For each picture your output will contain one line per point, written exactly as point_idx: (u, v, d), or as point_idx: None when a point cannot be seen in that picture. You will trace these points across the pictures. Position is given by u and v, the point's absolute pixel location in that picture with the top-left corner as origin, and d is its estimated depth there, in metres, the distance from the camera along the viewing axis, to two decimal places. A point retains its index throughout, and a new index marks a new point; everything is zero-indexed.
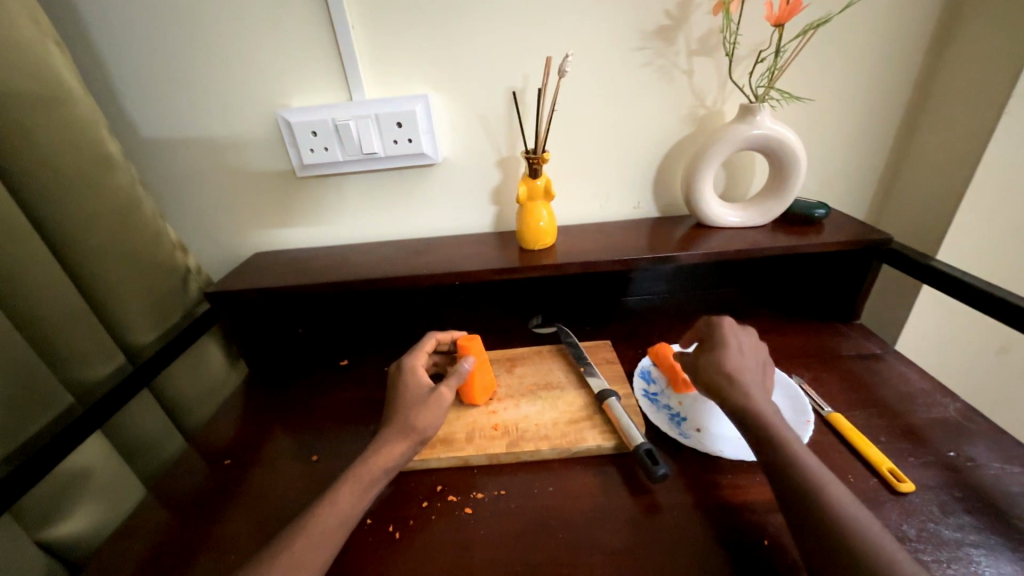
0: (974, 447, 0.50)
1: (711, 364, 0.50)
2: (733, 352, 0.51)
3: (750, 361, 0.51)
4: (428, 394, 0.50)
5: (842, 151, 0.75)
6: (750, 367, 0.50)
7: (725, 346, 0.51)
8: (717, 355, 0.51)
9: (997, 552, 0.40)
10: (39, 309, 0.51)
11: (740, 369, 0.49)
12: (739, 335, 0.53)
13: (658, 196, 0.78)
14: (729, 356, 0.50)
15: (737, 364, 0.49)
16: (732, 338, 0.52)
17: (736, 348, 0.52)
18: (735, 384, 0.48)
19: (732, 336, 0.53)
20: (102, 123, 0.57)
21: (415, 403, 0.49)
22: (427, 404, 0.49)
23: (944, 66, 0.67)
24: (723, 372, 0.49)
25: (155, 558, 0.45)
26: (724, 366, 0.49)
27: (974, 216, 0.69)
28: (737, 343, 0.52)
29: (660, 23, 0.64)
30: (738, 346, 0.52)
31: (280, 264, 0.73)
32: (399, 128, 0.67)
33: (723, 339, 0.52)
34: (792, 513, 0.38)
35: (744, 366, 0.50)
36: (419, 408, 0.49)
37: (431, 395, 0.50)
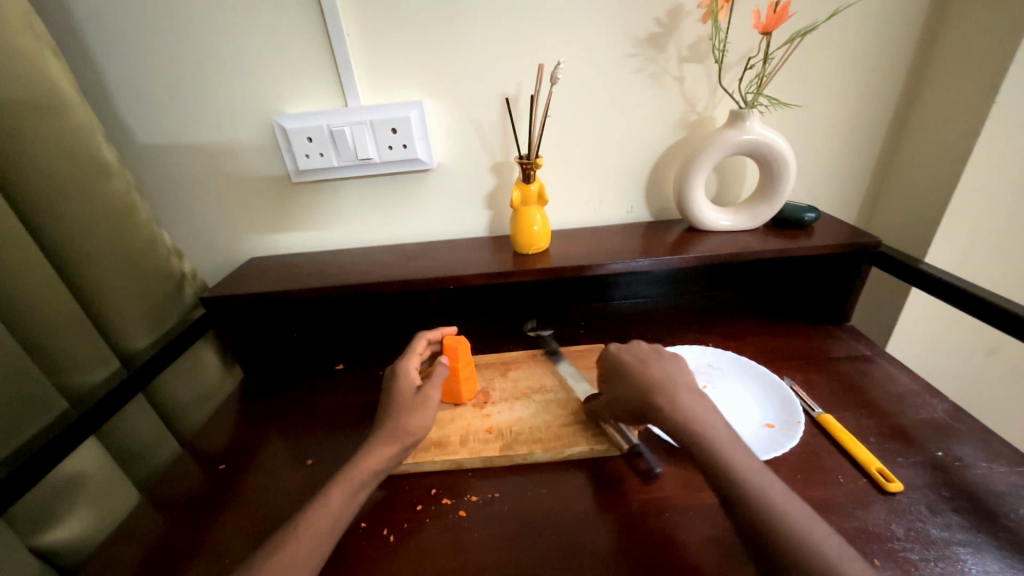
0: (962, 447, 0.50)
1: (624, 391, 0.49)
2: (634, 370, 0.50)
3: (653, 367, 0.49)
4: (419, 396, 0.50)
5: (831, 156, 0.76)
6: (659, 375, 0.48)
7: (623, 369, 0.51)
8: (622, 381, 0.50)
9: (983, 550, 0.40)
10: (34, 314, 0.51)
11: (652, 384, 0.47)
12: (635, 348, 0.53)
13: (651, 200, 0.79)
14: (634, 375, 0.49)
15: (642, 381, 0.48)
16: (625, 358, 0.52)
17: (641, 362, 0.51)
18: (656, 403, 0.46)
19: (628, 355, 0.52)
20: (99, 129, 0.58)
21: (405, 406, 0.50)
22: (417, 408, 0.49)
23: (929, 73, 0.68)
24: (639, 393, 0.47)
25: (148, 564, 0.45)
26: (632, 389, 0.49)
27: (961, 219, 0.70)
28: (637, 358, 0.51)
29: (651, 31, 0.65)
30: (633, 364, 0.51)
31: (276, 269, 0.74)
32: (394, 134, 0.68)
33: (619, 363, 0.52)
34: (739, 522, 0.38)
35: (653, 376, 0.48)
36: (408, 412, 0.49)
37: (419, 396, 0.50)
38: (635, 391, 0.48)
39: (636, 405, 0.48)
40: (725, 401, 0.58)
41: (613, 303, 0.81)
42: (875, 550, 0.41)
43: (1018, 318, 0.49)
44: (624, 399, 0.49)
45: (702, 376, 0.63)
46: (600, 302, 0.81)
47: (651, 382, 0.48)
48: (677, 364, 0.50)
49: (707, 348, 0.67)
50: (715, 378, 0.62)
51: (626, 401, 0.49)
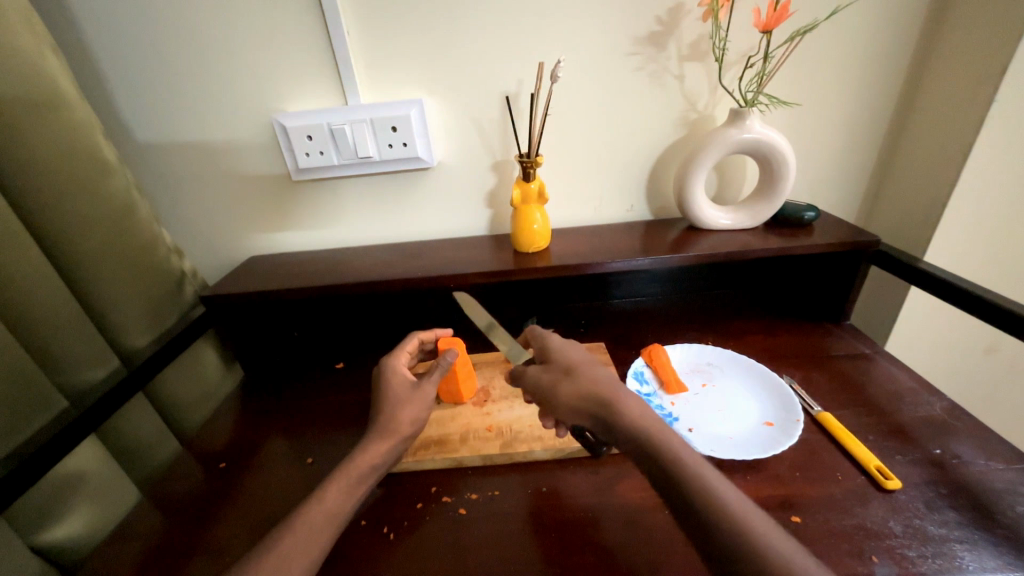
0: (960, 445, 0.51)
1: (572, 392, 0.44)
2: (577, 371, 0.46)
3: (596, 368, 0.46)
4: (411, 390, 0.51)
5: (832, 154, 0.76)
6: (607, 376, 0.45)
7: (568, 368, 0.47)
8: (569, 381, 0.45)
9: (981, 547, 0.41)
10: (34, 313, 0.51)
11: (603, 385, 0.44)
12: (569, 349, 0.50)
13: (651, 199, 0.79)
14: (582, 375, 0.45)
15: (592, 382, 0.44)
16: (566, 357, 0.48)
17: (582, 363, 0.47)
18: (612, 405, 0.42)
19: (568, 354, 0.49)
20: (98, 127, 0.57)
21: (398, 400, 0.50)
22: (412, 400, 0.50)
23: (929, 72, 0.69)
24: (596, 395, 0.43)
25: (149, 561, 0.45)
26: (578, 391, 0.44)
27: (960, 218, 0.70)
28: (579, 357, 0.48)
29: (651, 29, 0.65)
30: (576, 365, 0.47)
31: (276, 267, 0.74)
32: (394, 132, 0.67)
33: (561, 362, 0.48)
34: (708, 550, 0.34)
35: (598, 377, 0.45)
36: (402, 405, 0.49)
37: (414, 392, 0.50)
38: (583, 393, 0.44)
39: (588, 408, 0.43)
40: (724, 400, 0.59)
41: (613, 301, 0.82)
42: (873, 547, 0.41)
43: (1017, 317, 0.49)
44: (568, 401, 0.44)
45: (702, 375, 0.63)
46: (600, 301, 0.81)
47: (600, 383, 0.44)
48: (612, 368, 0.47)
49: (706, 346, 0.68)
50: (715, 377, 0.63)
51: (570, 403, 0.44)
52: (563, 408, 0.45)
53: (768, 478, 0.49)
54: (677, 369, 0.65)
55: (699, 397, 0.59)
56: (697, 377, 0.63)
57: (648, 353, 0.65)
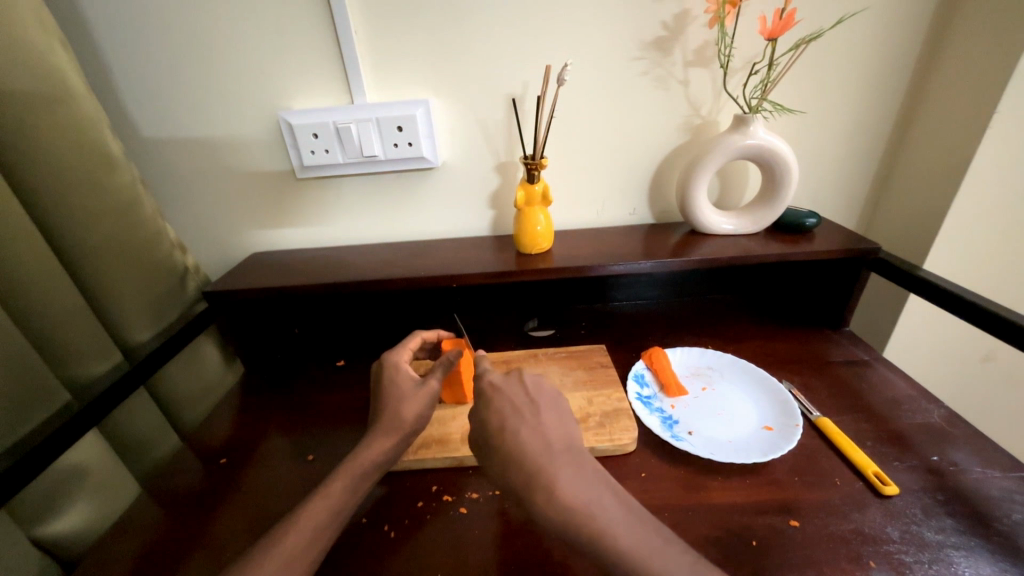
0: (957, 452, 0.51)
1: (502, 459, 0.40)
2: (505, 432, 0.41)
3: (533, 425, 0.41)
4: (414, 386, 0.51)
5: (834, 161, 0.76)
6: (540, 439, 0.40)
7: (496, 426, 0.42)
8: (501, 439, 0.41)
9: (977, 554, 0.41)
10: (38, 306, 0.51)
11: (530, 450, 0.39)
12: (511, 393, 0.44)
13: (654, 203, 0.79)
14: (508, 437, 0.41)
15: (521, 447, 0.40)
16: (501, 405, 0.43)
17: (519, 416, 0.42)
18: (530, 480, 0.38)
19: (504, 401, 0.43)
20: (104, 122, 0.57)
21: (402, 396, 0.50)
22: (414, 396, 0.50)
23: (931, 82, 0.69)
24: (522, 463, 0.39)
25: (149, 556, 0.45)
26: (506, 455, 0.40)
27: (960, 227, 0.71)
28: (513, 408, 0.43)
29: (657, 35, 0.66)
30: (507, 421, 0.42)
31: (278, 264, 0.74)
32: (399, 132, 0.68)
33: (492, 414, 0.43)
34: None
35: (532, 440, 0.40)
36: (403, 402, 0.50)
37: (417, 389, 0.51)
38: (508, 461, 0.40)
39: (510, 478, 0.40)
40: (723, 404, 0.59)
41: (613, 304, 0.82)
42: (871, 552, 0.42)
43: (1012, 324, 0.50)
44: (497, 466, 0.41)
45: (702, 378, 0.64)
46: (601, 304, 0.82)
47: (527, 448, 0.40)
48: (558, 419, 0.42)
49: (706, 350, 0.68)
50: (715, 381, 0.63)
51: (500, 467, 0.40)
52: (493, 471, 0.41)
53: (767, 483, 0.49)
54: (678, 372, 0.65)
55: (699, 400, 0.60)
56: (697, 381, 0.63)
57: (649, 357, 0.66)
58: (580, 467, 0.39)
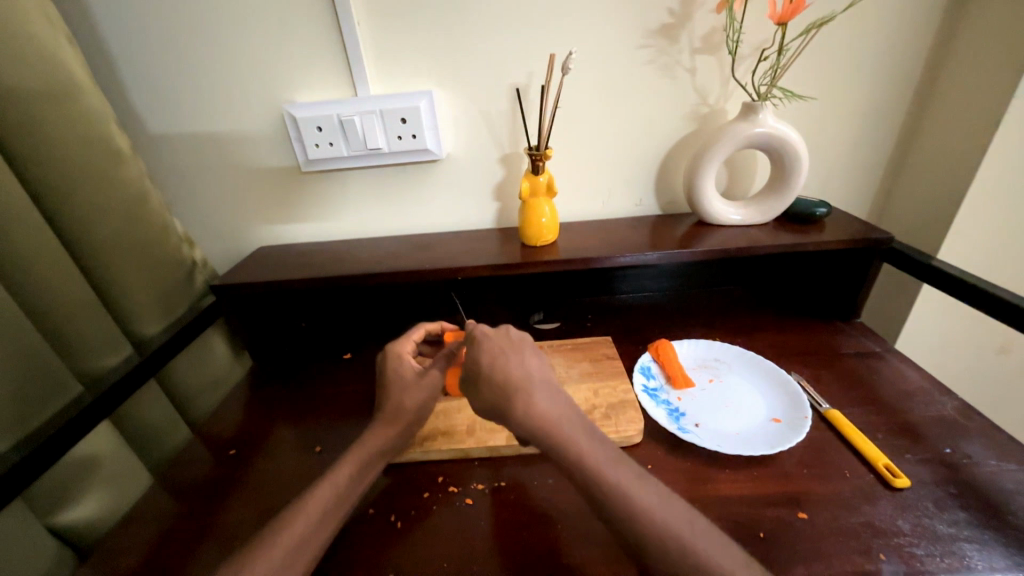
0: (970, 444, 0.50)
1: (490, 388, 0.44)
2: (493, 366, 0.44)
3: (518, 360, 0.45)
4: (416, 378, 0.51)
5: (846, 149, 0.75)
6: (525, 372, 0.44)
7: (486, 362, 0.45)
8: (490, 370, 0.44)
9: (991, 547, 0.40)
10: (49, 299, 0.52)
11: (514, 379, 0.43)
12: (497, 338, 0.48)
13: (660, 193, 0.78)
14: (495, 368, 0.44)
15: (509, 375, 0.43)
16: (490, 347, 0.46)
17: (506, 353, 0.46)
18: (513, 403, 0.42)
19: (492, 343, 0.47)
20: (111, 116, 0.58)
21: (404, 387, 0.50)
22: (416, 386, 0.50)
23: (947, 67, 0.67)
24: (509, 388, 0.43)
25: (161, 544, 0.46)
26: (496, 386, 0.43)
27: (975, 215, 0.69)
28: (501, 347, 0.46)
29: (663, 22, 0.64)
30: (496, 357, 0.45)
31: (284, 258, 0.74)
32: (403, 124, 0.68)
33: (482, 353, 0.46)
34: None
35: (519, 370, 0.44)
36: (406, 392, 0.50)
37: (419, 379, 0.51)
38: (497, 390, 0.43)
39: (496, 404, 0.43)
40: (731, 396, 0.58)
41: (619, 296, 0.81)
42: (881, 544, 0.41)
43: (1015, 307, 0.50)
44: (486, 396, 0.44)
45: (709, 370, 0.63)
46: (606, 296, 0.81)
47: (511, 377, 0.43)
48: (540, 360, 0.46)
49: (713, 341, 0.67)
50: (722, 373, 0.62)
51: (487, 398, 0.44)
52: (479, 401, 0.44)
53: (775, 475, 0.48)
54: (684, 364, 0.64)
55: (706, 392, 0.59)
56: (704, 373, 0.63)
57: (655, 349, 0.65)
58: (556, 397, 0.43)
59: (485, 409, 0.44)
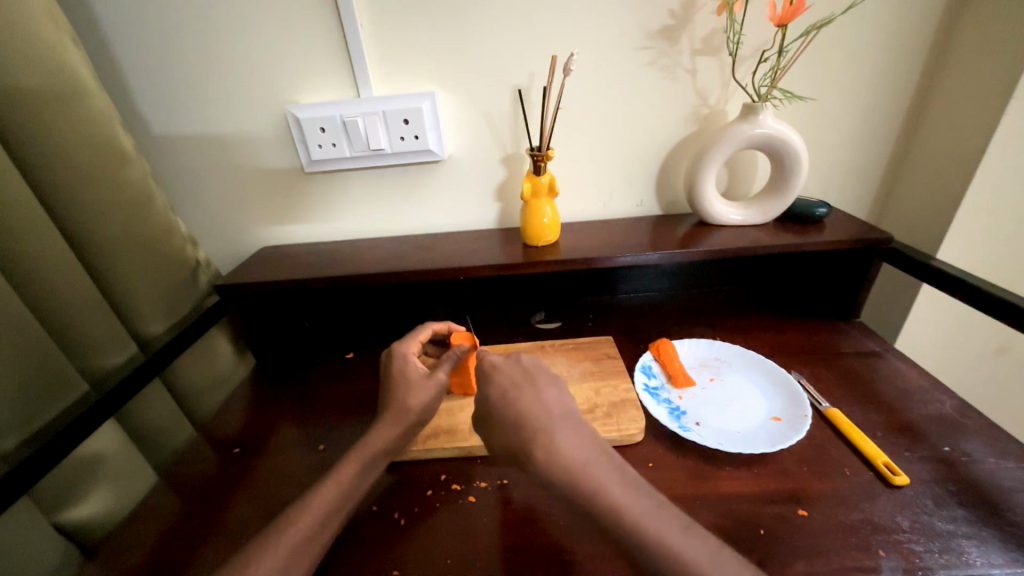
0: (970, 443, 0.51)
1: (505, 428, 0.44)
2: (506, 404, 0.45)
3: (533, 394, 0.45)
4: (423, 377, 0.51)
5: (846, 149, 0.75)
6: (540, 408, 0.44)
7: (499, 400, 0.46)
8: (504, 411, 0.45)
9: (988, 543, 0.41)
10: (56, 298, 0.52)
11: (531, 419, 0.43)
12: (509, 370, 0.48)
13: (661, 194, 0.79)
14: (510, 407, 0.45)
15: (520, 416, 0.44)
16: (502, 382, 0.47)
17: (521, 387, 0.46)
18: (530, 444, 0.42)
19: (503, 375, 0.47)
20: (116, 117, 0.58)
21: (410, 387, 0.51)
22: (422, 387, 0.51)
23: (946, 68, 0.68)
24: (521, 428, 0.43)
25: (167, 541, 0.46)
26: (510, 424, 0.44)
27: (974, 215, 0.70)
28: (514, 381, 0.47)
29: (664, 23, 0.65)
30: (508, 394, 0.46)
31: (288, 258, 0.75)
32: (406, 125, 0.68)
33: (494, 391, 0.47)
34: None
35: (534, 407, 0.44)
36: (410, 392, 0.50)
37: (425, 380, 0.51)
38: (512, 428, 0.44)
39: (514, 446, 0.43)
40: (732, 395, 0.59)
41: (619, 297, 0.82)
42: (880, 541, 0.42)
43: (1015, 308, 0.50)
44: (503, 435, 0.44)
45: (710, 369, 0.64)
46: (607, 296, 0.82)
47: (527, 416, 0.43)
48: (557, 391, 0.46)
49: (714, 341, 0.67)
50: (723, 372, 0.63)
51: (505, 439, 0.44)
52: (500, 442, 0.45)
53: (775, 473, 0.49)
54: (685, 363, 0.65)
55: (707, 391, 0.60)
56: (705, 372, 0.63)
57: (656, 349, 0.65)
58: (580, 433, 0.43)
59: (503, 447, 0.45)
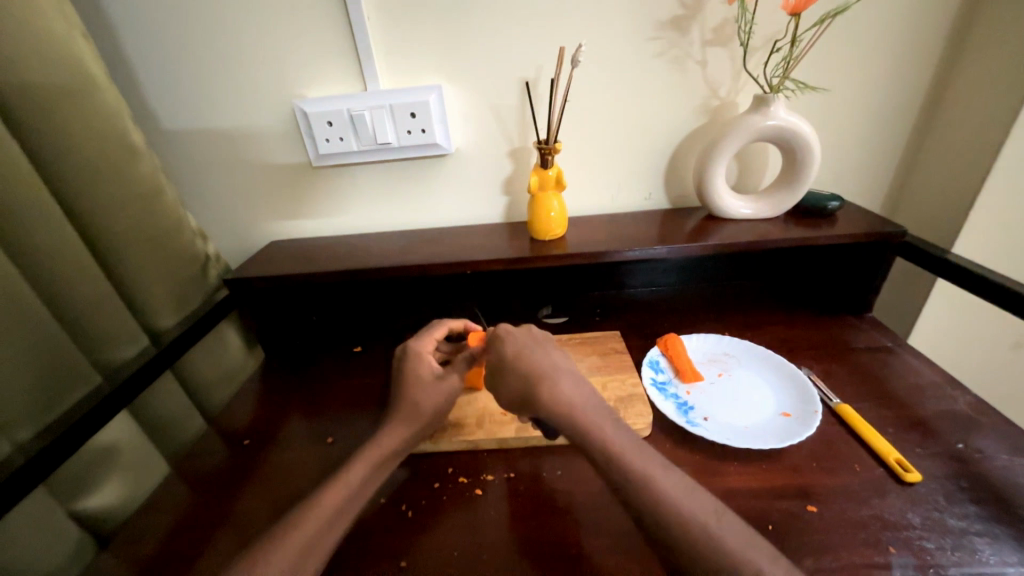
0: (983, 439, 0.50)
1: (515, 377, 0.48)
2: (518, 357, 0.49)
3: (543, 353, 0.49)
4: (438, 378, 0.52)
5: (860, 142, 0.74)
6: (548, 363, 0.48)
7: (512, 353, 0.49)
8: (514, 363, 0.48)
9: (1002, 541, 0.40)
10: (69, 291, 0.53)
11: (540, 369, 0.47)
12: (521, 335, 0.52)
13: (669, 187, 0.78)
14: (522, 360, 0.48)
15: (529, 368, 0.47)
16: (514, 342, 0.50)
17: (530, 347, 0.50)
18: (539, 388, 0.45)
19: (515, 339, 0.51)
20: (126, 112, 0.59)
21: (426, 386, 0.52)
22: (437, 388, 0.51)
23: (964, 57, 0.66)
24: (530, 376, 0.47)
25: (180, 530, 0.47)
26: (520, 375, 0.47)
27: (990, 208, 0.68)
28: (525, 343, 0.50)
29: (674, 13, 0.64)
30: (521, 350, 0.49)
31: (295, 252, 0.75)
32: (413, 119, 0.68)
33: (507, 347, 0.50)
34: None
35: (543, 362, 0.48)
36: (426, 391, 0.51)
37: (440, 381, 0.52)
38: (523, 378, 0.47)
39: (522, 392, 0.47)
40: (741, 390, 0.58)
41: (627, 291, 0.81)
42: (891, 537, 0.41)
43: None
44: (512, 384, 0.48)
45: (719, 364, 0.63)
46: (615, 291, 0.81)
47: (537, 367, 0.47)
48: (563, 355, 0.50)
49: (722, 336, 0.67)
50: (732, 367, 0.62)
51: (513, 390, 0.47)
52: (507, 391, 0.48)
53: (784, 468, 0.48)
54: (693, 358, 0.64)
55: (716, 386, 0.59)
56: (713, 367, 0.63)
57: (664, 343, 0.65)
58: (581, 386, 0.47)
59: (509, 396, 0.48)
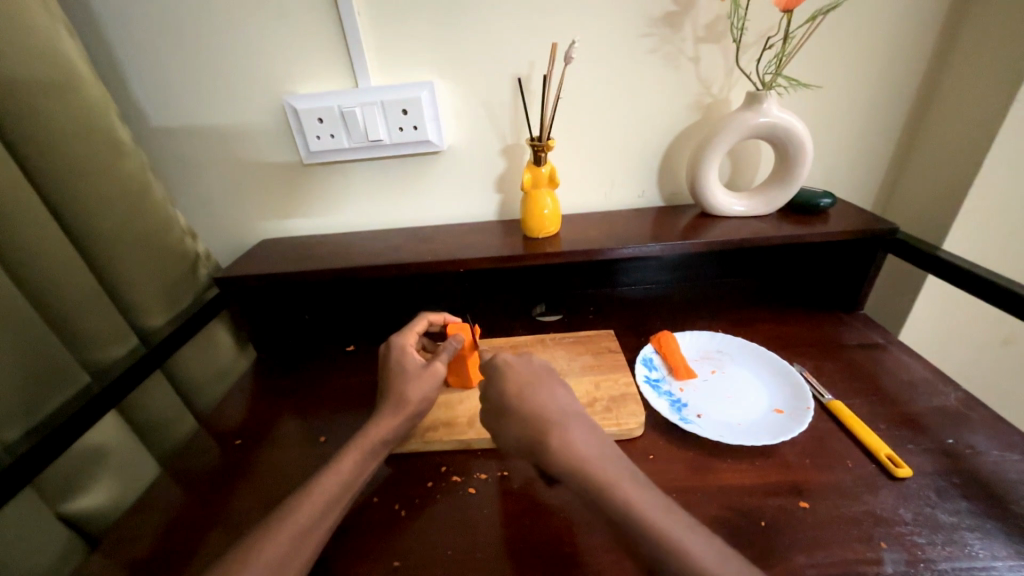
0: (974, 435, 0.50)
1: (518, 418, 0.45)
2: (521, 397, 0.46)
3: (548, 389, 0.46)
4: (422, 368, 0.51)
5: (852, 139, 0.74)
6: (555, 403, 0.45)
7: (514, 393, 0.46)
8: (518, 404, 0.45)
9: (992, 536, 0.41)
10: (55, 291, 0.52)
11: (545, 412, 0.44)
12: (522, 367, 0.49)
13: (663, 185, 0.78)
14: (525, 400, 0.45)
15: (533, 408, 0.44)
16: (516, 378, 0.47)
17: (535, 381, 0.47)
18: (548, 435, 0.42)
19: (517, 372, 0.48)
20: (113, 108, 0.58)
21: (410, 376, 0.51)
22: (421, 377, 0.51)
23: (955, 54, 0.66)
24: (536, 421, 0.43)
25: (170, 531, 0.47)
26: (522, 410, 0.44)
27: (980, 205, 0.69)
28: (528, 379, 0.47)
29: (667, 10, 0.64)
30: (523, 388, 0.46)
31: (287, 251, 0.74)
32: (405, 115, 0.67)
33: (508, 385, 0.47)
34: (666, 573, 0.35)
35: (548, 402, 0.45)
36: (410, 382, 0.50)
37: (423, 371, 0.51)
38: (525, 416, 0.44)
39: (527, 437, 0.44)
40: (733, 387, 0.59)
41: (621, 289, 0.81)
42: (882, 533, 0.41)
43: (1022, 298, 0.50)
44: (515, 426, 0.45)
45: (711, 362, 0.63)
46: (609, 288, 0.81)
47: (542, 410, 0.44)
48: (567, 391, 0.47)
49: (716, 333, 0.67)
50: (725, 364, 0.62)
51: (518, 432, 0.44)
52: (510, 435, 0.45)
53: (776, 465, 0.49)
54: (686, 355, 0.64)
55: (708, 383, 0.59)
56: (706, 364, 0.63)
57: (658, 341, 0.65)
58: (591, 429, 0.43)
59: (514, 437, 0.45)
